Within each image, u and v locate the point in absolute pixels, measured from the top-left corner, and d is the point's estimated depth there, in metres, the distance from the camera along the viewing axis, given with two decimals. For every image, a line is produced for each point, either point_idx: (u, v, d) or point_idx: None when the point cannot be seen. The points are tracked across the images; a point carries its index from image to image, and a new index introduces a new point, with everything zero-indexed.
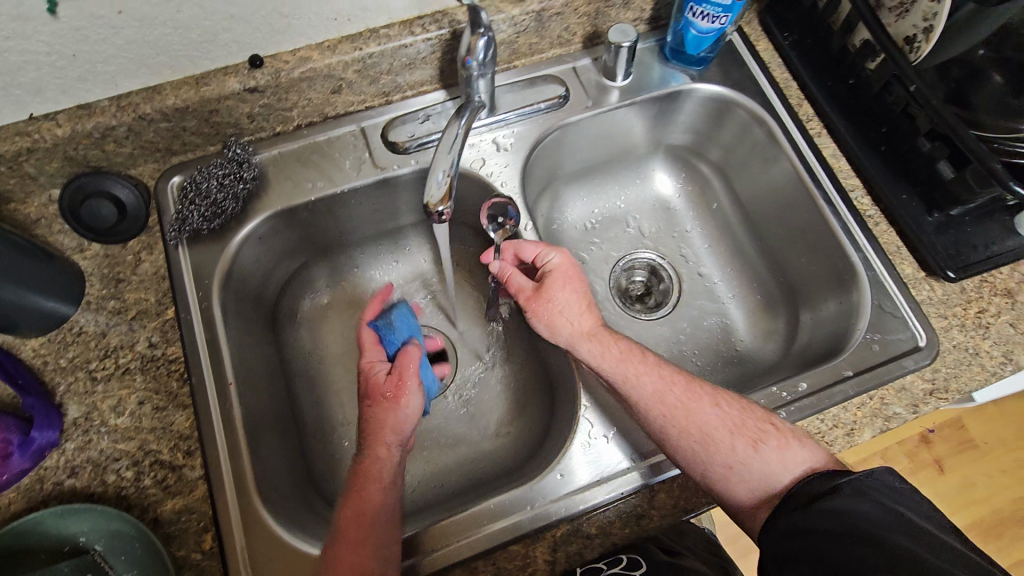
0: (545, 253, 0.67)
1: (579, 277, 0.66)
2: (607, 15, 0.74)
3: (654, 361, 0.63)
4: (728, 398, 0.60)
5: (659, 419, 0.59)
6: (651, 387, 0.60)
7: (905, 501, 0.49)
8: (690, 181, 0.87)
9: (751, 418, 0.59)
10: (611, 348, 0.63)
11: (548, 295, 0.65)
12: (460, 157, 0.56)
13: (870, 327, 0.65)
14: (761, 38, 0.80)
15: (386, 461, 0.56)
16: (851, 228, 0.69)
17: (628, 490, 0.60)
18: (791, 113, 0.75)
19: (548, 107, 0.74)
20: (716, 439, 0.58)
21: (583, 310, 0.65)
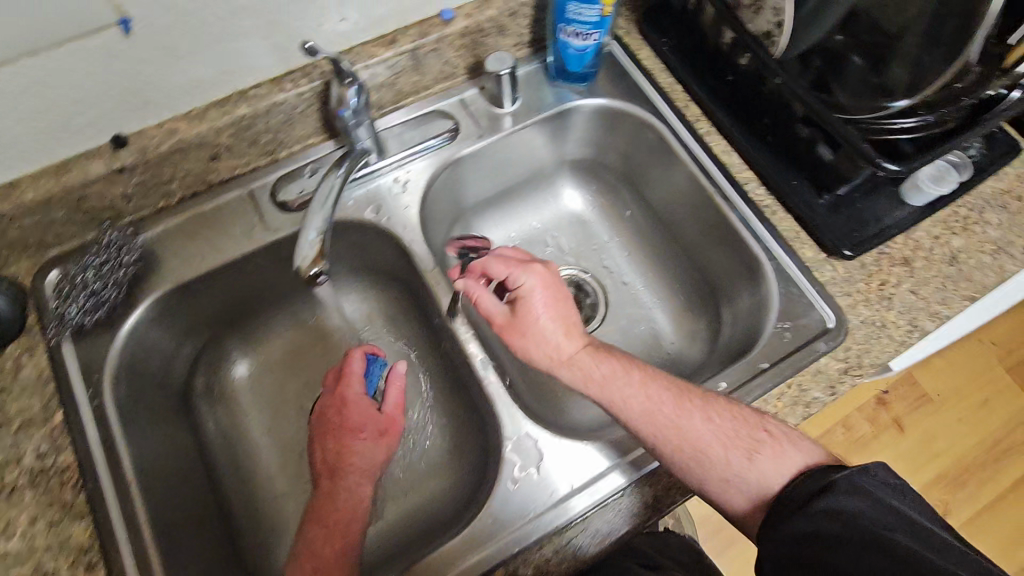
0: (516, 276, 0.66)
1: (556, 299, 0.66)
2: (486, 44, 0.74)
3: (640, 377, 0.61)
4: (718, 409, 0.59)
5: (649, 440, 0.59)
6: (639, 409, 0.60)
7: (900, 494, 0.50)
8: (598, 193, 0.87)
9: (744, 428, 0.58)
10: (593, 371, 0.62)
11: (526, 326, 0.65)
12: (334, 211, 0.57)
13: (780, 316, 0.66)
14: (642, 46, 0.81)
15: (359, 498, 0.61)
16: (748, 218, 0.71)
17: (575, 511, 0.59)
18: (679, 115, 0.76)
19: (439, 143, 0.73)
20: (709, 455, 0.57)
21: (563, 334, 0.64)
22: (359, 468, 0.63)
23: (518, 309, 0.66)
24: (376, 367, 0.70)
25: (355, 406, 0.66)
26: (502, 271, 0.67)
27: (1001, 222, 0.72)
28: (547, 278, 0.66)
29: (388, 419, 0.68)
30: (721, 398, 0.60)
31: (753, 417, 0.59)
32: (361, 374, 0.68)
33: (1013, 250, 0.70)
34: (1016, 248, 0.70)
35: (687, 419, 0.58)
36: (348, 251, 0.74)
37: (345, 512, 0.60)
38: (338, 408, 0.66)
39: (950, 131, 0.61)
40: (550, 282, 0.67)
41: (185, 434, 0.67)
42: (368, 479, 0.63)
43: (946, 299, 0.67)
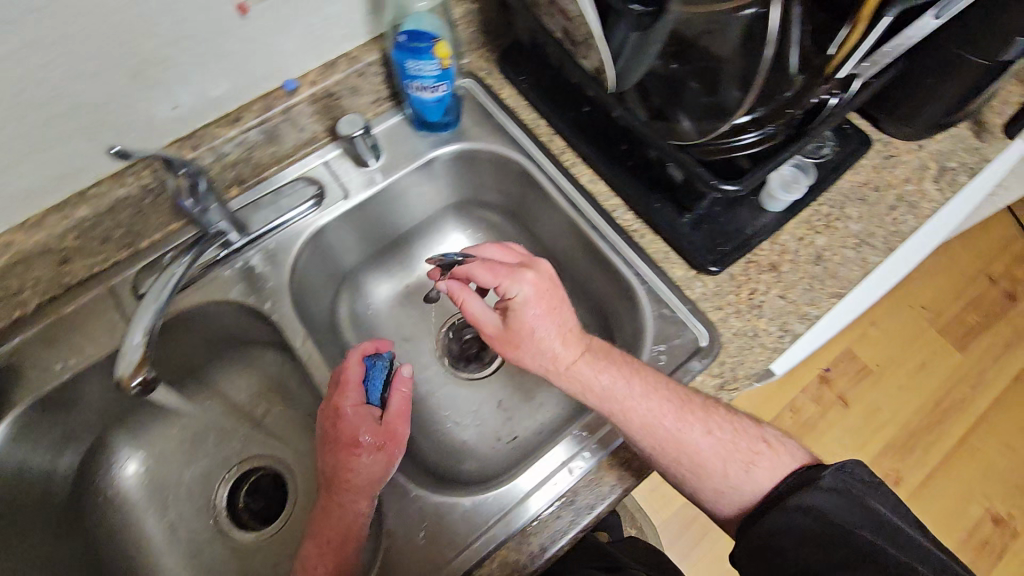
0: (506, 286, 0.61)
1: (551, 306, 0.61)
2: (341, 105, 0.74)
3: (644, 389, 0.60)
4: (717, 420, 0.61)
5: (647, 449, 0.60)
6: (642, 420, 0.59)
7: (872, 489, 0.54)
8: (486, 229, 0.87)
9: (742, 440, 0.61)
10: (595, 382, 0.61)
11: (520, 339, 0.62)
12: (168, 304, 0.57)
13: (655, 340, 0.68)
14: (503, 86, 0.81)
15: (356, 515, 0.59)
16: (618, 246, 0.72)
17: (567, 483, 0.63)
18: (542, 149, 0.77)
19: (305, 211, 0.73)
20: (706, 464, 0.60)
21: (559, 342, 0.61)
22: (356, 484, 0.59)
23: (508, 317, 0.62)
24: (376, 371, 0.66)
25: (350, 419, 0.62)
26: (490, 281, 0.62)
27: (862, 215, 0.74)
28: (542, 286, 0.61)
29: (387, 429, 0.63)
30: (722, 407, 0.63)
31: (752, 427, 0.63)
32: (359, 381, 0.65)
33: (874, 241, 0.73)
34: (877, 239, 0.73)
35: (691, 431, 0.59)
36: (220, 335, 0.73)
37: (338, 532, 0.58)
38: (333, 419, 0.63)
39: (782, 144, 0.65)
40: (543, 287, 0.61)
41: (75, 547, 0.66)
42: (366, 495, 0.59)
43: (813, 299, 0.69)
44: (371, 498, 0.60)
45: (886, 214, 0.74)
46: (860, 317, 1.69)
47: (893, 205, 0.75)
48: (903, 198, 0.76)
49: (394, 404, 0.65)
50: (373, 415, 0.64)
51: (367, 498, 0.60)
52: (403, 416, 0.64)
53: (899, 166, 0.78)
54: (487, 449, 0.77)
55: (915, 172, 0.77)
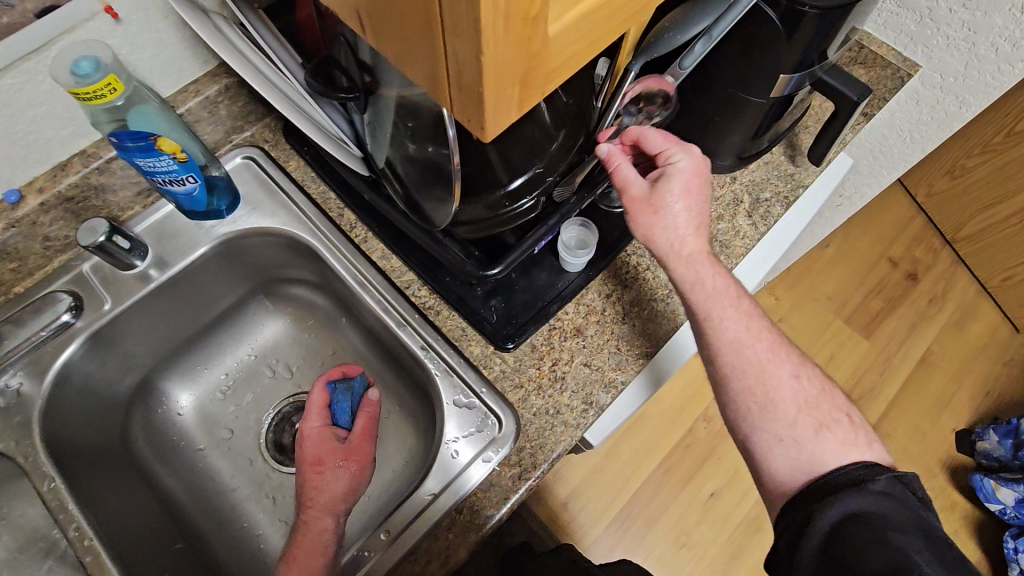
0: (670, 151, 0.58)
1: (699, 191, 0.58)
2: (93, 205, 0.67)
3: (747, 310, 0.61)
4: (809, 372, 0.62)
5: (730, 354, 0.60)
6: (734, 335, 0.60)
7: (919, 503, 0.55)
8: (298, 307, 0.81)
9: (824, 401, 0.61)
10: (709, 280, 0.58)
11: (660, 204, 0.57)
12: None
13: (454, 430, 0.62)
14: (290, 157, 0.76)
15: (323, 532, 0.58)
16: (409, 326, 0.66)
17: (482, 476, 0.60)
18: (329, 224, 0.71)
19: (51, 333, 0.65)
20: (775, 403, 0.59)
21: (692, 229, 0.58)
22: (320, 502, 0.60)
23: (662, 182, 0.57)
24: (341, 395, 0.66)
25: (313, 440, 0.63)
26: (657, 143, 0.58)
27: None
28: (701, 167, 0.58)
29: (349, 446, 0.63)
30: (814, 367, 0.63)
31: (837, 400, 0.62)
32: (324, 405, 0.65)
33: None
34: None
35: (779, 364, 0.60)
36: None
37: (305, 554, 0.57)
38: (299, 443, 0.63)
39: (545, 215, 0.60)
40: (702, 172, 0.58)
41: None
42: (330, 512, 0.59)
43: (621, 364, 0.65)
44: (335, 515, 0.59)
45: None
46: (768, 315, 1.67)
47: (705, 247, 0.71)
48: (715, 238, 0.72)
49: (359, 423, 0.65)
50: (337, 436, 0.64)
51: (332, 514, 0.59)
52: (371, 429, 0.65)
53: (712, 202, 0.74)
54: None
55: (728, 207, 0.74)
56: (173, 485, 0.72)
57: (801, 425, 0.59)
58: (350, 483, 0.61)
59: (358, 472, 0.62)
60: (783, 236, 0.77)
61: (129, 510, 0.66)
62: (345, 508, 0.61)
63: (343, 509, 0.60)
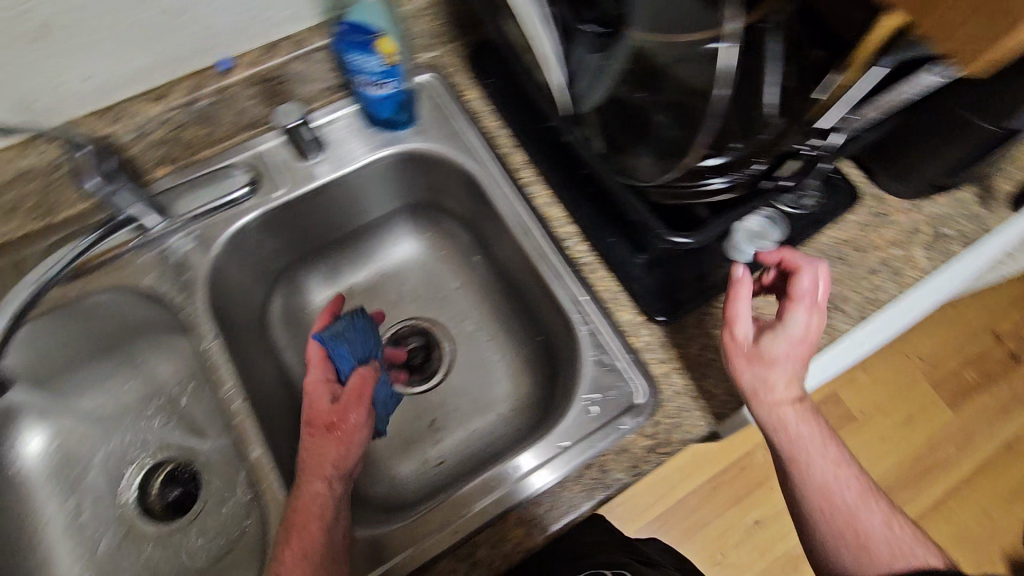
0: (794, 307, 0.54)
1: (804, 352, 0.54)
2: (286, 90, 0.69)
3: (835, 454, 0.56)
4: (898, 520, 0.56)
5: (818, 499, 0.55)
6: (821, 481, 0.55)
7: None
8: (438, 237, 0.82)
9: (920, 550, 0.54)
10: (793, 428, 0.55)
11: (762, 355, 0.54)
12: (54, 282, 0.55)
13: (589, 388, 0.62)
14: (469, 86, 0.76)
15: (318, 494, 0.55)
16: (564, 278, 0.66)
17: (617, 435, 0.59)
18: (498, 162, 0.72)
19: (233, 200, 0.67)
20: (870, 549, 0.54)
21: (788, 381, 0.54)
22: (311, 467, 0.56)
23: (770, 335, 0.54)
24: (337, 348, 0.65)
25: (311, 395, 0.62)
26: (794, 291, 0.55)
27: (837, 276, 0.67)
28: (817, 333, 0.54)
29: (339, 408, 0.60)
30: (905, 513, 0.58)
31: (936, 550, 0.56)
32: (322, 357, 0.65)
33: (846, 307, 0.66)
34: (850, 305, 0.66)
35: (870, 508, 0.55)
36: (132, 327, 0.70)
37: (304, 511, 0.54)
38: (302, 398, 0.63)
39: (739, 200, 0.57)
40: (816, 335, 0.54)
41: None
42: (319, 476, 0.56)
43: None
44: (329, 480, 0.56)
45: (867, 279, 0.67)
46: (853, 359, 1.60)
47: (874, 269, 0.68)
48: (887, 262, 0.68)
49: (351, 383, 0.63)
50: (332, 392, 0.63)
51: (334, 475, 0.56)
52: (362, 391, 0.62)
53: (889, 226, 0.70)
54: (411, 471, 0.72)
55: (905, 234, 0.70)
56: (298, 373, 0.75)
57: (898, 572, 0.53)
58: (354, 445, 0.59)
59: (360, 440, 0.60)
60: (979, 263, 0.70)
61: (265, 385, 0.69)
62: (346, 473, 0.57)
63: (347, 475, 0.57)
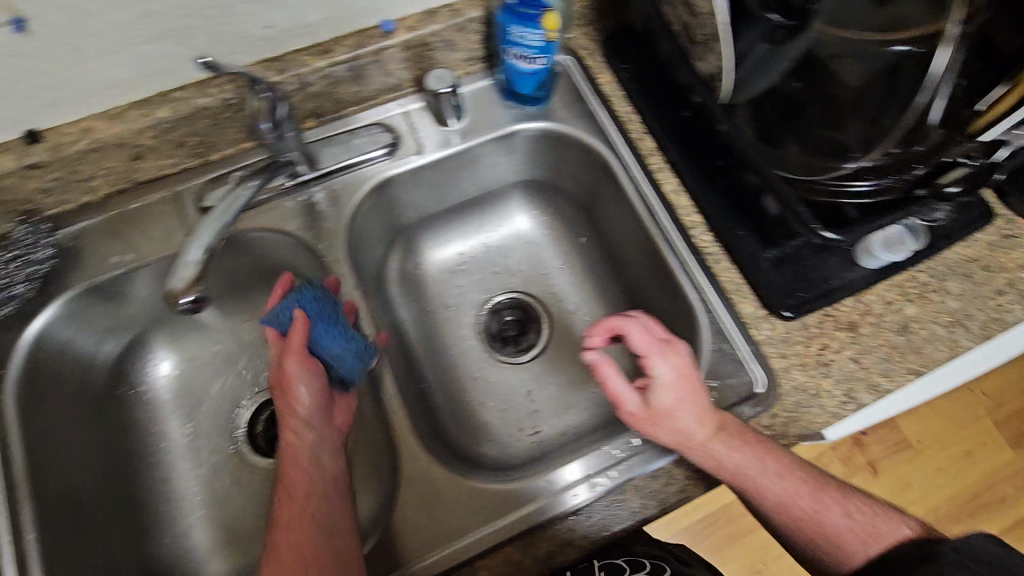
0: (652, 360, 0.58)
1: (692, 390, 0.57)
2: (433, 57, 0.70)
3: (774, 469, 0.55)
4: (857, 503, 0.55)
5: (773, 508, 0.56)
6: (775, 499, 0.55)
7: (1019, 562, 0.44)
8: (552, 215, 0.84)
9: (883, 523, 0.55)
10: (728, 463, 0.55)
11: (658, 417, 0.57)
12: (230, 222, 0.55)
13: (707, 375, 0.63)
14: (603, 70, 0.76)
15: (292, 441, 0.58)
16: (691, 268, 0.67)
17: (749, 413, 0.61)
18: (630, 146, 0.73)
19: (375, 158, 0.70)
20: (856, 553, 0.54)
21: (700, 426, 0.56)
22: (288, 416, 0.59)
23: (651, 397, 0.57)
24: (281, 310, 0.62)
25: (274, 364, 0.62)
26: (640, 347, 0.59)
27: (963, 293, 0.67)
28: (688, 376, 0.57)
29: (283, 369, 0.60)
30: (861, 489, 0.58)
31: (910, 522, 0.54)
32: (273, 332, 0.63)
33: (970, 325, 0.65)
34: (974, 322, 0.65)
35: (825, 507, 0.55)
36: (263, 267, 0.73)
37: (289, 465, 0.56)
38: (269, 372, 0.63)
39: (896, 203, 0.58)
40: (688, 373, 0.57)
41: (107, 440, 0.68)
42: (292, 424, 0.59)
43: (888, 372, 0.64)
44: (299, 428, 0.59)
45: (993, 299, 0.66)
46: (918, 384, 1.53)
47: (1002, 290, 0.67)
48: (1016, 284, 0.67)
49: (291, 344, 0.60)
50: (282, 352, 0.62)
51: (291, 421, 0.59)
52: (299, 342, 0.61)
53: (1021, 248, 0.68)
54: (508, 438, 0.74)
55: None
56: (411, 330, 0.79)
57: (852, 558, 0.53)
58: (303, 393, 0.60)
59: (304, 388, 0.60)
60: None
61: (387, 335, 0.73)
62: (309, 420, 0.59)
63: (308, 421, 0.59)
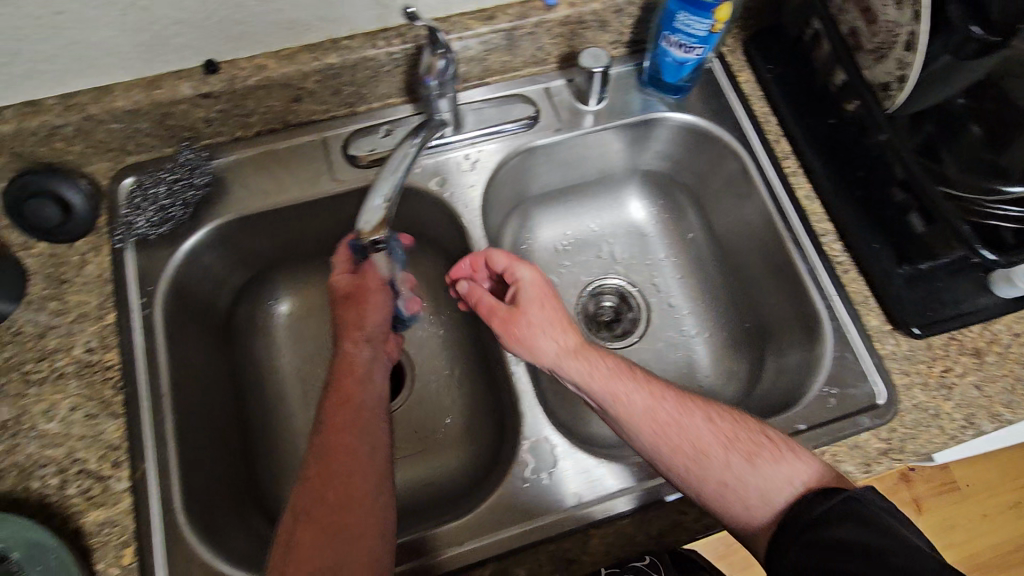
0: (514, 270, 0.64)
1: (549, 296, 0.62)
2: (584, 36, 0.71)
3: (643, 378, 0.58)
4: (717, 409, 0.57)
5: (645, 426, 0.56)
6: (641, 408, 0.56)
7: (894, 517, 0.47)
8: (665, 208, 0.84)
9: (744, 431, 0.56)
10: (599, 370, 0.58)
11: (518, 318, 0.61)
12: (404, 180, 0.54)
13: (829, 380, 0.64)
14: (744, 69, 0.76)
15: (356, 354, 0.59)
16: (819, 275, 0.67)
17: (869, 423, 0.61)
18: (767, 148, 0.73)
19: (516, 128, 0.72)
20: (716, 456, 0.54)
21: (554, 328, 0.60)
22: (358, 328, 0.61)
23: (516, 301, 0.62)
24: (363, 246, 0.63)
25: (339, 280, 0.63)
26: (500, 262, 0.64)
27: None
28: (542, 281, 0.63)
29: (359, 286, 0.62)
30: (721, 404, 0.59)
31: (761, 428, 0.57)
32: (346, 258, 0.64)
33: None
34: None
35: (688, 416, 0.56)
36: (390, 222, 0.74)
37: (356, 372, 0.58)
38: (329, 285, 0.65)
39: None
40: (544, 282, 0.63)
41: (230, 366, 0.71)
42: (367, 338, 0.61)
43: (1011, 403, 0.63)
44: (373, 345, 0.61)
45: None
46: None
47: None
48: None
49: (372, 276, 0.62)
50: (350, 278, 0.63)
51: (359, 335, 0.60)
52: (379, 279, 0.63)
53: None
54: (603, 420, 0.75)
55: None
56: None
57: (732, 467, 0.54)
58: (382, 315, 0.63)
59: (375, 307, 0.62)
60: None
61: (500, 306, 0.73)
62: (372, 336, 0.61)
63: (369, 335, 0.61)
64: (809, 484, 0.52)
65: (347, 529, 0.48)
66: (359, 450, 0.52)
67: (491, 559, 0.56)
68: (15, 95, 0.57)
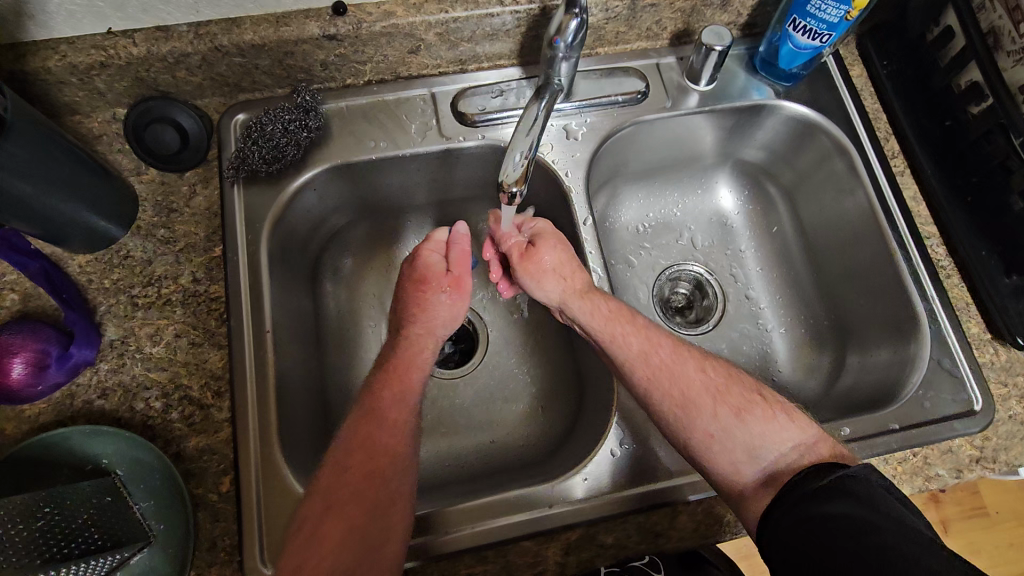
0: (533, 222, 0.67)
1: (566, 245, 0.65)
2: (702, 14, 0.70)
3: (643, 324, 0.61)
4: (714, 365, 0.59)
5: (641, 367, 0.58)
6: (638, 349, 0.59)
7: (897, 502, 0.47)
8: (754, 199, 0.83)
9: (737, 387, 0.57)
10: (600, 313, 0.61)
11: (531, 258, 0.64)
12: (539, 140, 0.54)
13: (924, 384, 0.63)
14: (856, 63, 0.76)
15: (423, 351, 0.60)
16: (920, 278, 0.67)
17: (964, 429, 0.61)
18: (875, 146, 0.72)
19: (624, 101, 0.71)
20: (702, 404, 0.56)
21: (562, 271, 0.63)
22: (427, 322, 0.61)
23: (531, 245, 0.65)
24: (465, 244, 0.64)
25: (426, 261, 0.62)
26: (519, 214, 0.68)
27: None
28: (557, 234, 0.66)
29: (453, 276, 0.62)
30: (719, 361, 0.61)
31: (755, 387, 0.58)
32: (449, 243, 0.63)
33: None
34: None
35: (682, 363, 0.58)
36: (485, 186, 0.74)
37: (407, 360, 0.59)
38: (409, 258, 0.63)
39: None
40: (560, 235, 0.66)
41: (319, 312, 0.72)
42: (432, 334, 0.61)
43: None
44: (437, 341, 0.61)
45: None
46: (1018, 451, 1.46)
47: None
48: None
49: (466, 278, 0.63)
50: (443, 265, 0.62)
51: (432, 339, 0.61)
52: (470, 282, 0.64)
53: None
54: None
55: None
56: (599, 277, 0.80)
57: (721, 418, 0.55)
58: (454, 315, 0.62)
59: (455, 306, 0.62)
60: None
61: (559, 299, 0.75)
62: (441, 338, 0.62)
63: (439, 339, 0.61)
64: (799, 448, 0.54)
65: (381, 515, 0.50)
66: (403, 451, 0.54)
67: (579, 523, 0.57)
68: (148, 18, 0.57)
